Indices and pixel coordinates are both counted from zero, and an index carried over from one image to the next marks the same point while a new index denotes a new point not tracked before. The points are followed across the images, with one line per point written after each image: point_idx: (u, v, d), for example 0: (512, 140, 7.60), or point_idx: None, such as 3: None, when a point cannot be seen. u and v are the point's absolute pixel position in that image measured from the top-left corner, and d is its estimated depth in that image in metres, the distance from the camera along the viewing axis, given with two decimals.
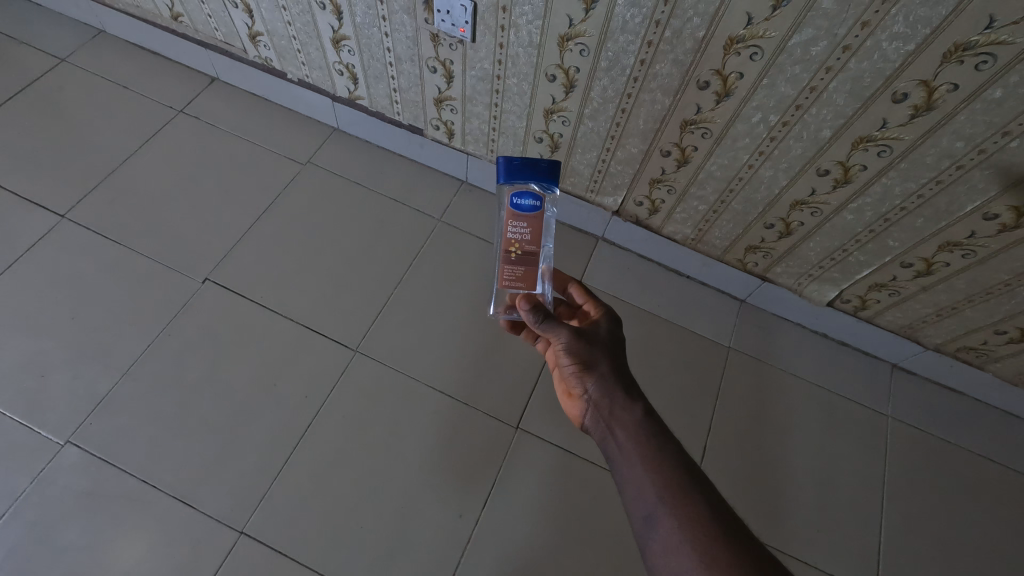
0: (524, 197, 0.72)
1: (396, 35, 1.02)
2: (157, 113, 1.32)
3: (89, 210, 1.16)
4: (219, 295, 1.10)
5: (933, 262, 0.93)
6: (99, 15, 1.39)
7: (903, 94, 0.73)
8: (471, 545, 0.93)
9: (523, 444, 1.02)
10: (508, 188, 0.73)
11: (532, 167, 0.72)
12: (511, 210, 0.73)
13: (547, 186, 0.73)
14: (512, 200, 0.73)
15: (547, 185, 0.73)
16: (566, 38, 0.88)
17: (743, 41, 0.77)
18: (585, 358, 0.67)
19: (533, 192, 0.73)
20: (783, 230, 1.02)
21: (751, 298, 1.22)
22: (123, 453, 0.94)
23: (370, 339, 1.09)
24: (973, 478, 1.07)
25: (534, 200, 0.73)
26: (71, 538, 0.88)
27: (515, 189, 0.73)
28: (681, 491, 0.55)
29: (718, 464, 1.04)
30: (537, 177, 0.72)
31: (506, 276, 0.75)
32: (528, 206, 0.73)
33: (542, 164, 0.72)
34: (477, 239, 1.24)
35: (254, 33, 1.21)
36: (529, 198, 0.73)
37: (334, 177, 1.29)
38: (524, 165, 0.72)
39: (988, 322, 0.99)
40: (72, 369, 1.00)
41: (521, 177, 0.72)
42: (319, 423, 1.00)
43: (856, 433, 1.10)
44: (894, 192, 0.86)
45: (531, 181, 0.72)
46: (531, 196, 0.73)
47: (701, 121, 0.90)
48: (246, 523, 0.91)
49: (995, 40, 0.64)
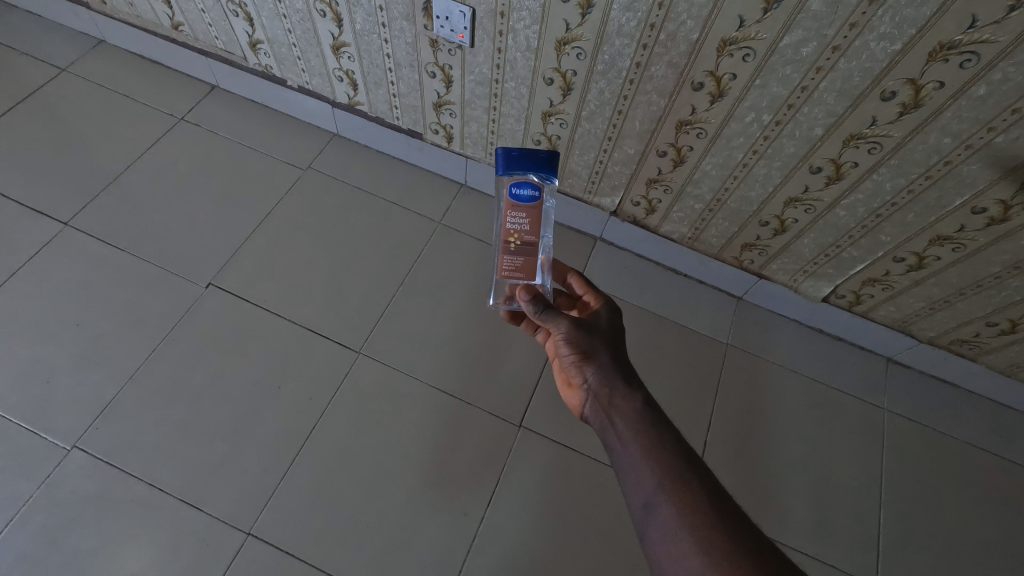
0: (523, 187, 0.74)
1: (396, 41, 1.04)
2: (158, 121, 1.33)
3: (92, 218, 1.17)
4: (223, 300, 1.11)
5: (924, 255, 0.95)
6: (99, 25, 1.41)
7: (891, 92, 0.76)
8: (476, 544, 0.94)
9: (527, 443, 1.03)
10: (506, 179, 0.75)
11: (531, 157, 0.74)
12: (510, 200, 0.75)
13: (546, 177, 0.75)
14: (510, 190, 0.75)
15: (546, 175, 0.75)
16: (563, 42, 0.90)
17: (736, 42, 0.79)
18: (584, 348, 0.68)
19: (532, 182, 0.75)
20: (778, 227, 1.04)
21: (748, 295, 1.24)
22: (130, 457, 0.95)
23: (373, 341, 1.10)
24: (969, 467, 1.09)
25: (533, 190, 0.75)
26: (79, 542, 0.88)
27: (514, 178, 0.75)
28: (680, 480, 0.56)
29: (717, 457, 1.06)
30: (536, 167, 0.74)
31: (506, 268, 0.76)
32: (528, 197, 0.75)
33: (541, 155, 0.74)
34: (476, 241, 1.26)
35: (254, 41, 1.23)
36: (528, 188, 0.74)
37: (334, 181, 1.30)
38: (523, 156, 0.74)
39: (980, 314, 1.01)
40: (78, 375, 1.00)
41: (520, 167, 0.74)
42: (324, 425, 1.01)
43: (854, 425, 1.12)
44: (885, 188, 0.88)
45: (530, 172, 0.74)
46: (530, 187, 0.74)
47: (696, 121, 0.92)
48: (253, 524, 0.92)
49: (978, 38, 0.67)
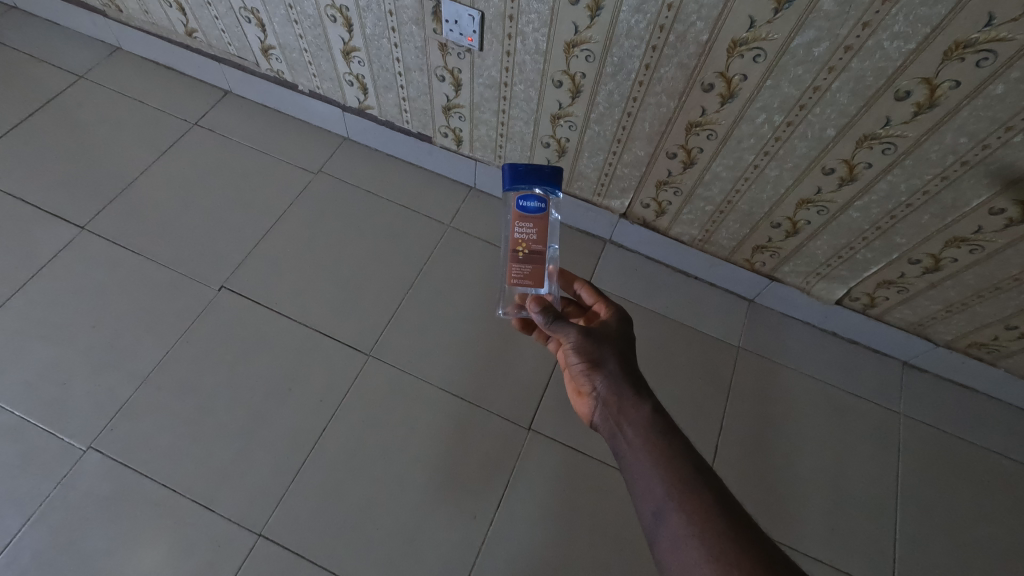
0: (529, 199, 0.76)
1: (406, 45, 1.05)
2: (172, 126, 1.35)
3: (108, 222, 1.19)
4: (235, 302, 1.12)
5: (940, 257, 0.93)
6: (115, 33, 1.44)
7: (906, 92, 0.75)
8: (486, 547, 0.94)
9: (536, 446, 1.03)
10: (512, 194, 0.77)
11: (537, 172, 0.76)
12: (517, 212, 0.76)
13: (551, 191, 0.77)
14: (518, 202, 0.76)
15: (551, 189, 0.77)
16: (572, 44, 0.90)
17: (747, 44, 0.78)
18: (593, 356, 0.68)
19: (538, 195, 0.76)
20: (790, 229, 1.03)
21: (759, 298, 1.22)
22: (144, 458, 0.96)
23: (383, 343, 1.11)
24: (988, 474, 1.07)
25: (539, 202, 0.76)
26: (94, 541, 0.89)
27: (520, 193, 0.76)
28: (690, 488, 0.55)
29: (728, 463, 1.04)
30: (541, 181, 0.76)
31: (514, 274, 0.76)
32: (534, 208, 0.76)
33: (546, 169, 0.76)
34: (485, 244, 1.26)
35: (266, 47, 1.25)
36: (534, 201, 0.76)
37: (345, 184, 1.31)
38: (529, 171, 0.76)
39: (998, 317, 0.99)
40: (95, 376, 1.02)
41: (527, 182, 0.76)
42: (334, 426, 1.02)
43: (869, 431, 1.10)
44: (899, 189, 0.87)
45: (535, 186, 0.76)
46: (536, 199, 0.76)
47: (706, 123, 0.92)
48: (264, 526, 0.92)
49: (995, 37, 0.65)
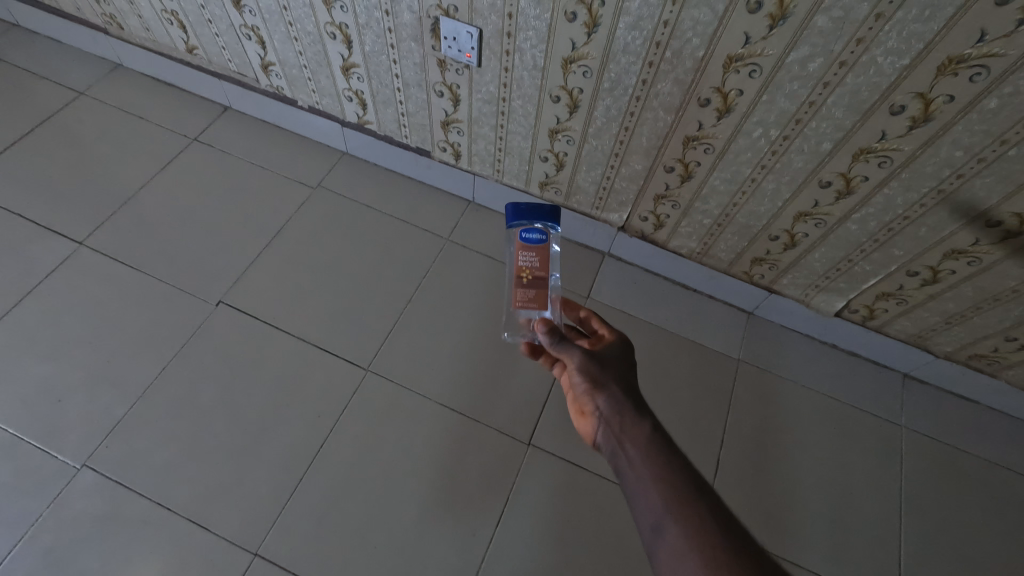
0: (531, 231, 0.77)
1: (405, 61, 1.06)
2: (172, 142, 1.36)
3: (106, 238, 1.19)
4: (233, 317, 1.12)
5: (939, 269, 0.93)
6: (116, 50, 1.45)
7: (901, 106, 0.75)
8: (485, 565, 0.92)
9: (536, 461, 1.02)
10: (515, 229, 0.79)
11: (537, 208, 0.79)
12: (520, 243, 0.78)
13: (552, 225, 0.79)
14: (521, 235, 0.78)
15: (551, 223, 0.79)
16: (569, 61, 0.91)
17: (742, 59, 0.79)
18: (596, 377, 0.68)
19: (539, 228, 0.78)
20: (788, 242, 1.03)
21: (759, 310, 1.22)
22: (138, 476, 0.95)
23: (381, 358, 1.10)
24: (992, 487, 1.06)
25: (541, 234, 0.78)
26: (86, 562, 0.88)
27: (522, 227, 0.78)
28: (691, 506, 0.54)
29: (728, 479, 1.03)
30: (541, 216, 0.78)
31: (519, 299, 0.76)
32: (537, 239, 0.77)
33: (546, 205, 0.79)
34: (484, 257, 1.26)
35: (266, 63, 1.25)
36: (536, 233, 0.78)
37: (343, 199, 1.31)
38: (530, 207, 0.78)
39: (998, 329, 0.99)
40: (90, 393, 1.01)
41: (528, 217, 0.78)
42: (332, 443, 1.00)
43: (871, 444, 1.09)
44: (896, 202, 0.87)
45: (536, 220, 0.78)
46: (537, 231, 0.78)
47: (703, 137, 0.92)
48: (260, 545, 0.91)
49: (988, 52, 0.66)
